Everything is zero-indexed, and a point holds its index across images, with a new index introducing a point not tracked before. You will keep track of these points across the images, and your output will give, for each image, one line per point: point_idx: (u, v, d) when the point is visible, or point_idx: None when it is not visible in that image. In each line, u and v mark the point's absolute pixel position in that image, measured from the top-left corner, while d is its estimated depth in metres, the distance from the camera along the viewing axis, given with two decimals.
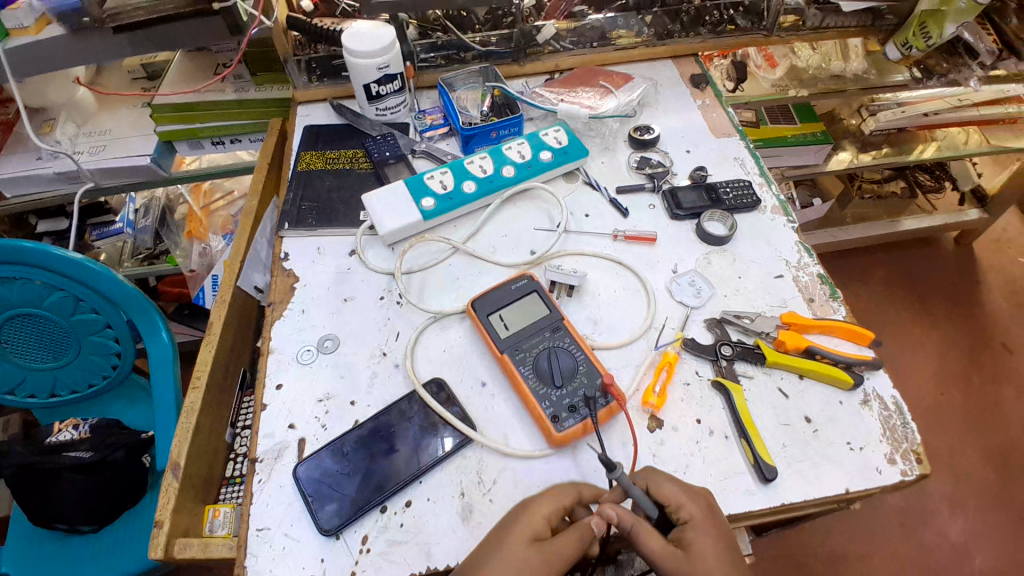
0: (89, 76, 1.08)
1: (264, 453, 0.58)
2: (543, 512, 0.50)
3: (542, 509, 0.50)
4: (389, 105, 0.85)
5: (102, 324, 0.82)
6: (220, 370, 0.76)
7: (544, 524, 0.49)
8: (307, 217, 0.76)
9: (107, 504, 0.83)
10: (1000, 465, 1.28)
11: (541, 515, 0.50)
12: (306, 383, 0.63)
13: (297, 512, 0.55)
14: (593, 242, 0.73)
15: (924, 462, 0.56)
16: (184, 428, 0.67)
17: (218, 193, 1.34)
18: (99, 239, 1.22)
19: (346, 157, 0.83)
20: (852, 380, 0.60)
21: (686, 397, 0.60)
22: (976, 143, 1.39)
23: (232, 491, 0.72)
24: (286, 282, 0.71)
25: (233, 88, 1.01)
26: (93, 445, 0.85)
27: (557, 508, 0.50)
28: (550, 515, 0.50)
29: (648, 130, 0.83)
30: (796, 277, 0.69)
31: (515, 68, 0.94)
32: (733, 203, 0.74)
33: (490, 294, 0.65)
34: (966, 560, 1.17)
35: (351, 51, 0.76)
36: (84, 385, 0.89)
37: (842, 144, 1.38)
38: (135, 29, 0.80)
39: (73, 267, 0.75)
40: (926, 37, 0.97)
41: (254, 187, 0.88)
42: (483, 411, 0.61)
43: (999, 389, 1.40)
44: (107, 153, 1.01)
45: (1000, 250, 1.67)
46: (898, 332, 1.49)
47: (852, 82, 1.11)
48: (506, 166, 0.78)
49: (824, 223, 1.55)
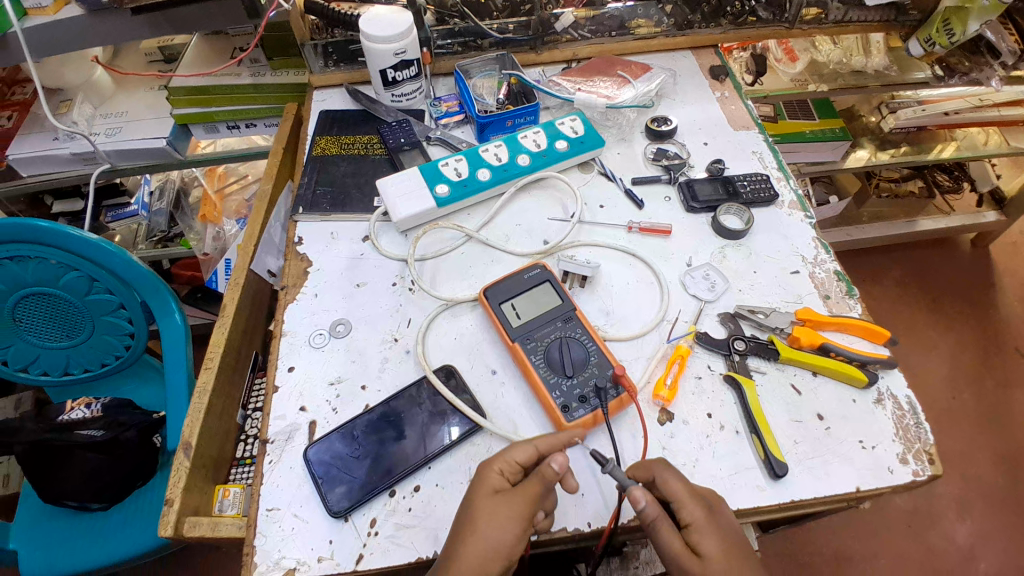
0: (106, 57, 1.08)
1: (275, 435, 0.59)
2: (495, 466, 0.51)
3: (495, 465, 0.51)
4: (405, 91, 0.85)
5: (116, 305, 0.83)
6: (232, 352, 0.76)
7: (500, 478, 0.50)
8: (321, 201, 0.76)
9: (116, 482, 0.85)
10: (1010, 469, 1.27)
11: (493, 471, 0.50)
12: (318, 367, 0.63)
13: (306, 494, 0.56)
14: (607, 233, 0.73)
15: (936, 463, 0.56)
16: (196, 409, 0.68)
17: (233, 177, 1.35)
18: (115, 221, 1.24)
19: (361, 143, 0.83)
20: (866, 378, 0.59)
21: (697, 391, 0.60)
22: (996, 144, 1.37)
23: (242, 471, 0.72)
24: (299, 267, 0.71)
25: (249, 72, 1.03)
26: (106, 424, 0.84)
27: (510, 462, 0.51)
28: (504, 467, 0.51)
29: (666, 121, 0.82)
30: (812, 273, 0.69)
31: (532, 55, 0.93)
32: (750, 197, 0.74)
33: (502, 283, 0.65)
34: (971, 563, 1.16)
35: (368, 37, 0.76)
36: (97, 364, 0.90)
37: (860, 141, 1.35)
38: (153, 11, 0.81)
39: (88, 247, 0.76)
40: (949, 34, 0.94)
41: (269, 171, 0.88)
42: (492, 399, 0.61)
43: (1012, 394, 1.38)
44: (123, 136, 1.02)
45: (1017, 253, 1.64)
46: (911, 332, 1.48)
47: (874, 78, 1.10)
48: (521, 155, 0.77)
49: (841, 220, 1.53)
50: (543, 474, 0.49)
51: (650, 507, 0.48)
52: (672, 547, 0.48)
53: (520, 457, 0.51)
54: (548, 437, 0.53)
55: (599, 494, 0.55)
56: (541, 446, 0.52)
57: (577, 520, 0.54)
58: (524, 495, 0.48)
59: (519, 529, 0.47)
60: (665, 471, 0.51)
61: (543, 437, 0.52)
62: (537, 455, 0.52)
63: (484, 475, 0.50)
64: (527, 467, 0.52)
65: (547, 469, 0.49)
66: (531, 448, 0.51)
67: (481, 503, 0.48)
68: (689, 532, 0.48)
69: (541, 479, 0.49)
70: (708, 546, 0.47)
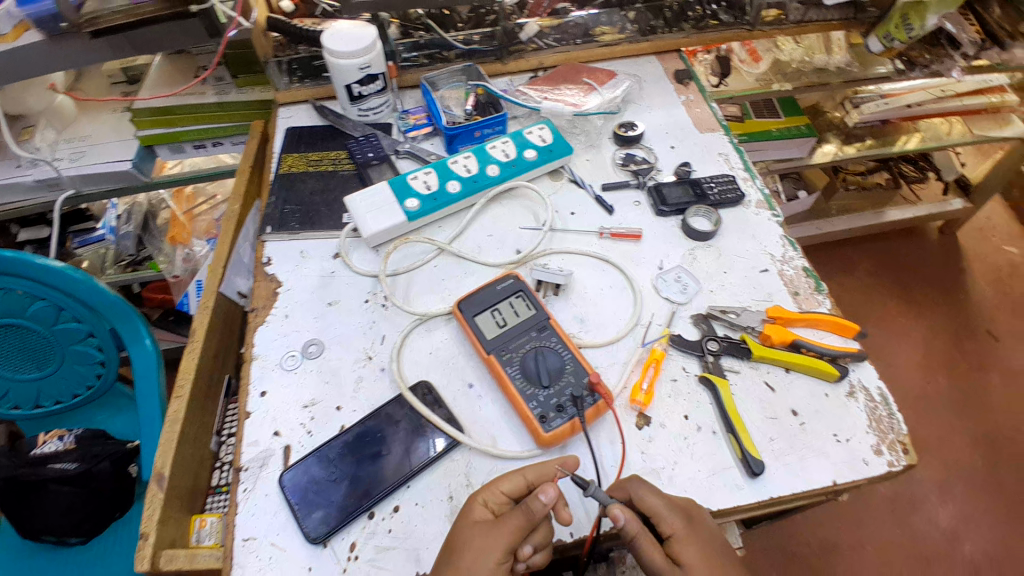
0: (68, 82, 1.06)
1: (248, 462, 0.58)
2: (481, 497, 0.51)
3: (481, 496, 0.51)
4: (372, 105, 0.84)
5: (85, 333, 0.81)
6: (203, 378, 0.75)
7: (484, 510, 0.51)
8: (290, 220, 0.75)
9: (95, 514, 0.82)
10: (989, 451, 1.30)
11: (478, 502, 0.51)
12: (290, 390, 0.62)
13: (283, 521, 0.55)
14: (579, 240, 0.73)
15: (910, 452, 0.57)
16: (168, 438, 0.67)
17: (201, 197, 1.33)
18: (81, 247, 1.22)
19: (329, 159, 0.82)
20: (837, 372, 0.60)
21: (673, 394, 0.60)
22: (959, 133, 1.40)
23: (218, 499, 0.72)
24: (269, 287, 0.70)
25: (214, 90, 1.01)
26: (79, 456, 0.84)
27: (497, 493, 0.51)
28: (489, 498, 0.51)
29: (632, 127, 0.83)
30: (780, 270, 0.70)
31: (499, 66, 0.92)
32: (717, 198, 0.75)
33: (476, 295, 0.65)
34: (956, 544, 1.19)
35: (331, 52, 0.76)
36: (69, 395, 0.88)
37: (826, 136, 1.39)
38: (115, 33, 0.79)
39: (54, 275, 0.74)
40: (908, 29, 0.97)
41: (237, 190, 0.87)
42: (470, 413, 0.61)
43: (985, 375, 1.42)
44: (87, 160, 1.00)
45: (984, 238, 1.69)
46: (885, 321, 1.51)
47: (836, 75, 1.12)
48: (490, 165, 0.77)
49: (811, 215, 1.56)
50: (528, 505, 0.49)
51: (628, 524, 0.48)
52: (653, 561, 0.48)
53: (507, 487, 0.51)
54: (537, 466, 0.53)
55: (582, 511, 0.56)
56: (530, 478, 0.52)
57: (560, 526, 0.55)
58: (509, 520, 0.48)
59: (501, 547, 0.47)
60: (641, 479, 0.52)
61: (532, 467, 0.52)
62: (526, 486, 0.52)
63: (469, 508, 0.51)
64: (515, 499, 0.52)
65: (535, 503, 0.49)
66: (519, 479, 0.51)
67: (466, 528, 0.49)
68: (671, 542, 0.49)
69: (527, 510, 0.49)
70: (688, 553, 0.48)
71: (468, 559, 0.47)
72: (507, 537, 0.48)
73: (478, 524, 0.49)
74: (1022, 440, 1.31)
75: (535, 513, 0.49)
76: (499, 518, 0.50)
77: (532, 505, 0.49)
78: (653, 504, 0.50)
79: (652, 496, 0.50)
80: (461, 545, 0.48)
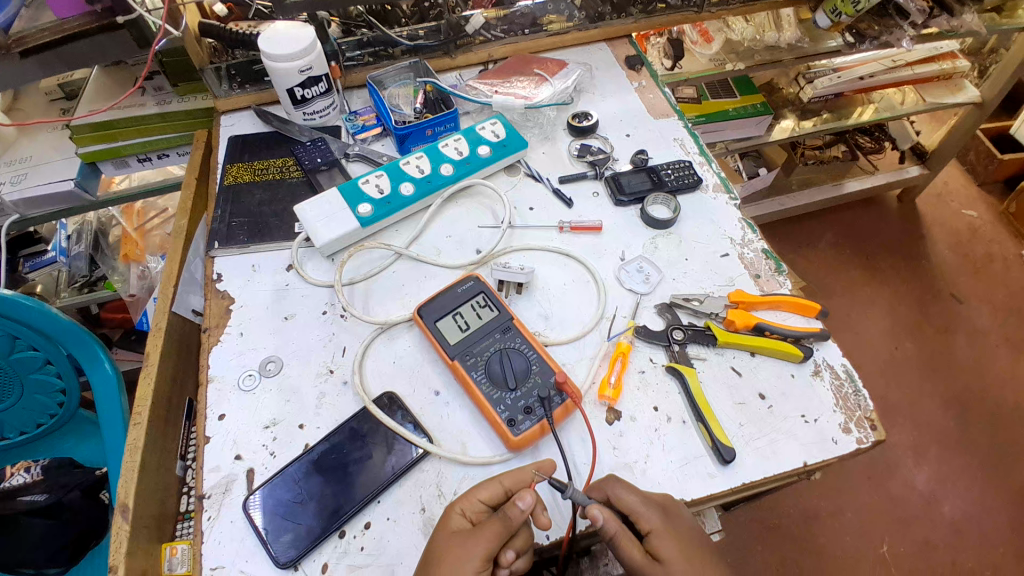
0: (5, 103, 1.00)
1: (210, 489, 0.55)
2: (458, 507, 0.50)
3: (458, 506, 0.50)
4: (317, 108, 0.81)
5: (42, 361, 0.77)
6: (162, 402, 0.72)
7: (462, 519, 0.49)
8: (238, 233, 0.72)
9: (77, 540, 0.80)
10: (958, 412, 1.34)
11: (455, 512, 0.50)
12: (249, 411, 0.60)
13: (251, 548, 0.53)
14: (539, 235, 0.72)
15: (878, 428, 0.57)
16: (129, 468, 0.64)
17: (153, 212, 1.29)
18: (31, 270, 1.14)
19: (276, 166, 0.79)
20: (802, 353, 0.60)
21: (642, 386, 0.60)
22: (912, 102, 1.43)
23: (187, 526, 0.67)
24: (221, 305, 0.67)
25: (154, 101, 0.96)
26: (48, 486, 0.80)
27: (475, 502, 0.50)
28: (466, 507, 0.50)
29: (586, 117, 0.82)
30: (741, 254, 0.69)
31: (447, 60, 0.90)
32: (675, 184, 0.74)
33: (436, 299, 0.63)
34: (933, 505, 1.22)
35: (268, 56, 0.72)
36: (33, 425, 0.84)
37: (783, 113, 1.40)
38: (44, 51, 0.75)
39: (2, 306, 0.70)
40: (854, 3, 0.98)
41: (182, 206, 0.84)
42: (437, 421, 0.59)
43: (949, 338, 1.46)
44: (30, 182, 0.94)
45: (940, 203, 1.74)
46: (851, 291, 1.54)
47: (787, 52, 1.14)
48: (444, 164, 0.75)
49: (772, 191, 1.58)
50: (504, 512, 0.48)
51: (607, 524, 0.47)
52: (636, 560, 0.48)
53: (485, 495, 0.50)
54: (512, 472, 0.52)
55: (557, 511, 0.55)
56: (507, 484, 0.51)
57: (537, 529, 0.54)
58: (487, 531, 0.47)
59: (480, 556, 0.46)
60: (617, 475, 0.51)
61: (508, 473, 0.51)
62: (504, 493, 0.51)
63: (445, 518, 0.49)
64: (492, 507, 0.51)
65: (512, 510, 0.48)
66: (496, 487, 0.50)
67: (442, 541, 0.48)
68: (651, 539, 0.48)
69: (504, 519, 0.48)
70: (667, 547, 0.48)
71: (446, 570, 0.46)
72: (485, 544, 0.47)
73: (456, 534, 0.48)
74: (987, 398, 1.36)
75: (513, 522, 0.48)
76: (476, 526, 0.49)
77: (510, 512, 0.48)
78: (630, 502, 0.49)
79: (629, 492, 0.50)
80: (438, 556, 0.47)
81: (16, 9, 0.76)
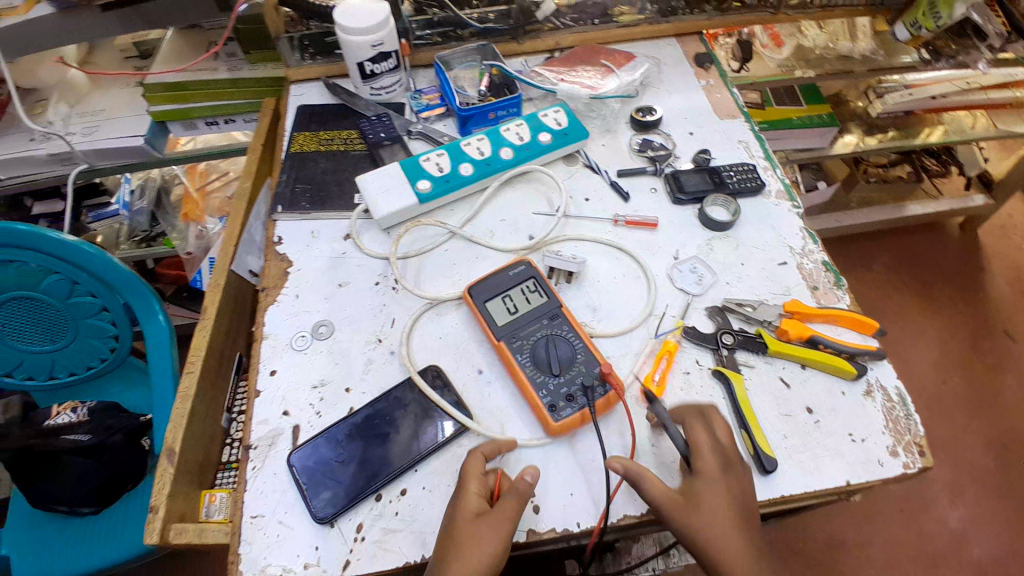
0: (80, 56, 1.05)
1: (257, 440, 0.58)
2: (472, 489, 0.50)
3: (471, 488, 0.50)
4: (384, 84, 0.83)
5: (98, 307, 0.81)
6: (214, 355, 0.75)
7: (479, 500, 0.50)
8: (301, 200, 0.74)
9: (108, 485, 0.84)
10: (1000, 453, 1.28)
11: (471, 494, 0.50)
12: (300, 370, 0.62)
13: (292, 500, 0.55)
14: (593, 227, 0.72)
15: (927, 455, 0.55)
16: (179, 414, 0.67)
17: (215, 174, 1.33)
18: (95, 220, 1.20)
19: (340, 138, 0.81)
20: (854, 370, 0.58)
21: (686, 386, 0.59)
22: (983, 127, 1.36)
23: (227, 476, 0.72)
24: (279, 267, 0.69)
25: (226, 67, 0.99)
26: (92, 428, 0.84)
27: (482, 483, 0.51)
28: (479, 488, 0.51)
29: (651, 111, 0.81)
30: (800, 264, 0.68)
31: (514, 45, 0.90)
32: (736, 187, 0.73)
33: (488, 280, 0.64)
34: (964, 547, 1.17)
35: (343, 28, 0.74)
36: (83, 367, 0.89)
37: (848, 127, 1.35)
38: (124, 6, 0.79)
39: (68, 250, 0.74)
40: (935, 17, 0.93)
41: (247, 169, 0.86)
42: (479, 399, 0.60)
43: (1000, 377, 1.39)
44: (100, 134, 0.99)
45: (1005, 234, 1.65)
46: (901, 317, 1.48)
47: (860, 63, 1.09)
48: (504, 148, 0.75)
49: (829, 207, 1.53)
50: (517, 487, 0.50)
51: None
52: None
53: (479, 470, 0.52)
54: (493, 442, 0.54)
55: (588, 493, 0.54)
56: (487, 451, 0.53)
57: (567, 518, 0.53)
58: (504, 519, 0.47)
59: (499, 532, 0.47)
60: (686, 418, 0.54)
61: (488, 444, 0.54)
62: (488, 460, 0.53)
63: (462, 499, 0.50)
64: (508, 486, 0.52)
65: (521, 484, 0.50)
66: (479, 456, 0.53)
67: (463, 527, 0.48)
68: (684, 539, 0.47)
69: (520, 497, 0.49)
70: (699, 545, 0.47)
71: (465, 555, 0.46)
72: (502, 524, 0.48)
73: (478, 518, 0.48)
74: None
75: (524, 494, 0.50)
76: (492, 508, 0.50)
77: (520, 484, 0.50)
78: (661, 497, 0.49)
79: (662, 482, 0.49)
80: (460, 541, 0.47)
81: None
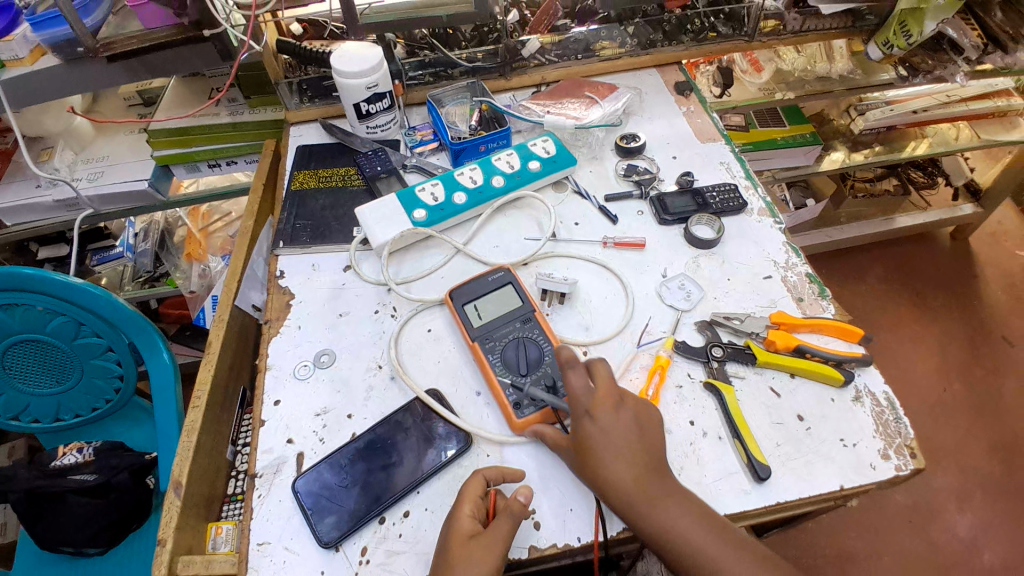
0: (86, 105, 1.10)
1: (262, 469, 0.59)
2: (465, 510, 0.52)
3: (464, 510, 0.52)
4: (379, 122, 0.87)
5: (104, 347, 0.83)
6: (218, 389, 0.77)
7: (471, 522, 0.51)
8: (301, 234, 0.77)
9: (113, 525, 0.84)
10: (1006, 459, 1.27)
11: (464, 516, 0.51)
12: (304, 398, 0.64)
13: (297, 527, 0.56)
14: (584, 248, 0.75)
15: (918, 456, 0.57)
16: (185, 447, 0.69)
17: (217, 215, 1.36)
18: (99, 263, 1.23)
19: (338, 175, 0.85)
20: (843, 377, 0.60)
21: (679, 400, 0.61)
22: (967, 138, 1.39)
23: (233, 508, 0.71)
24: (282, 300, 0.72)
25: (227, 111, 1.03)
26: (97, 468, 0.86)
27: (475, 501, 0.53)
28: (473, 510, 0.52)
29: (634, 138, 0.85)
30: (784, 277, 0.70)
31: (502, 82, 0.95)
32: (719, 206, 0.75)
33: (467, 285, 0.68)
34: (976, 555, 1.16)
35: (340, 73, 0.78)
36: (88, 408, 0.90)
37: (833, 144, 1.39)
38: (129, 57, 0.82)
39: (74, 292, 0.76)
40: (906, 36, 0.96)
41: (250, 209, 0.90)
42: (478, 420, 0.61)
43: (1000, 382, 1.40)
44: (105, 180, 1.03)
45: (996, 242, 1.68)
46: (896, 327, 1.50)
47: (838, 83, 1.14)
48: (495, 177, 0.79)
49: (819, 222, 1.56)
50: (509, 507, 0.51)
51: None
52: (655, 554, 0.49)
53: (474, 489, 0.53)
54: (496, 467, 0.56)
55: (588, 507, 0.55)
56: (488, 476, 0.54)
57: (568, 534, 0.54)
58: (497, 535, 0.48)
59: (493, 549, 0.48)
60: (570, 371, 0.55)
61: (490, 468, 0.55)
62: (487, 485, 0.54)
63: (456, 520, 0.51)
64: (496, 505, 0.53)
65: (513, 502, 0.51)
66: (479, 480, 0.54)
67: (460, 548, 0.49)
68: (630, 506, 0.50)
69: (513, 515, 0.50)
70: (617, 499, 0.50)
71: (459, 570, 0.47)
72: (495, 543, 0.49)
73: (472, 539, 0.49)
74: None
75: (515, 511, 0.51)
76: (486, 527, 0.51)
77: (513, 504, 0.51)
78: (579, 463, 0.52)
79: (592, 455, 0.52)
80: (457, 560, 0.48)
81: (104, 15, 0.83)
